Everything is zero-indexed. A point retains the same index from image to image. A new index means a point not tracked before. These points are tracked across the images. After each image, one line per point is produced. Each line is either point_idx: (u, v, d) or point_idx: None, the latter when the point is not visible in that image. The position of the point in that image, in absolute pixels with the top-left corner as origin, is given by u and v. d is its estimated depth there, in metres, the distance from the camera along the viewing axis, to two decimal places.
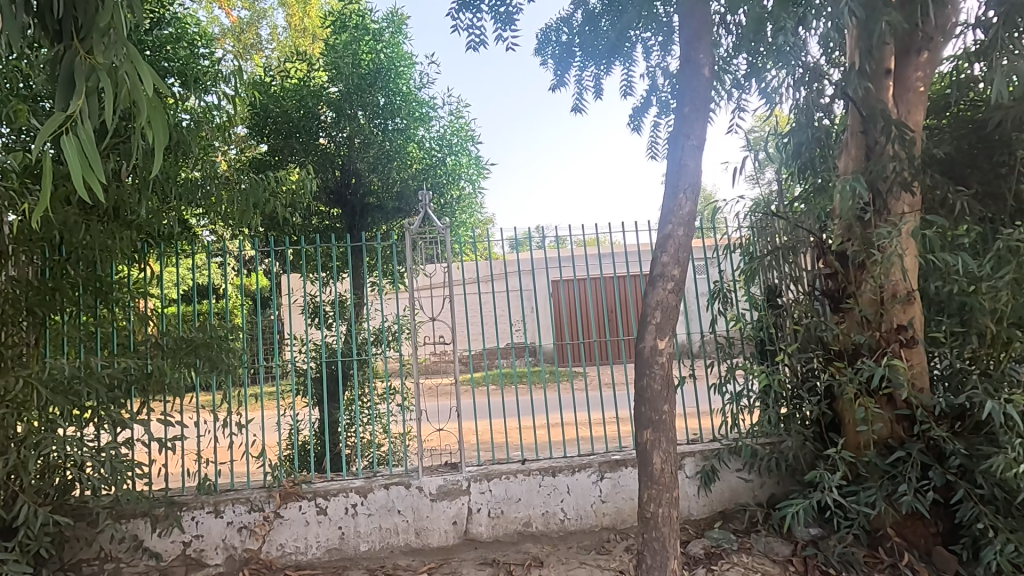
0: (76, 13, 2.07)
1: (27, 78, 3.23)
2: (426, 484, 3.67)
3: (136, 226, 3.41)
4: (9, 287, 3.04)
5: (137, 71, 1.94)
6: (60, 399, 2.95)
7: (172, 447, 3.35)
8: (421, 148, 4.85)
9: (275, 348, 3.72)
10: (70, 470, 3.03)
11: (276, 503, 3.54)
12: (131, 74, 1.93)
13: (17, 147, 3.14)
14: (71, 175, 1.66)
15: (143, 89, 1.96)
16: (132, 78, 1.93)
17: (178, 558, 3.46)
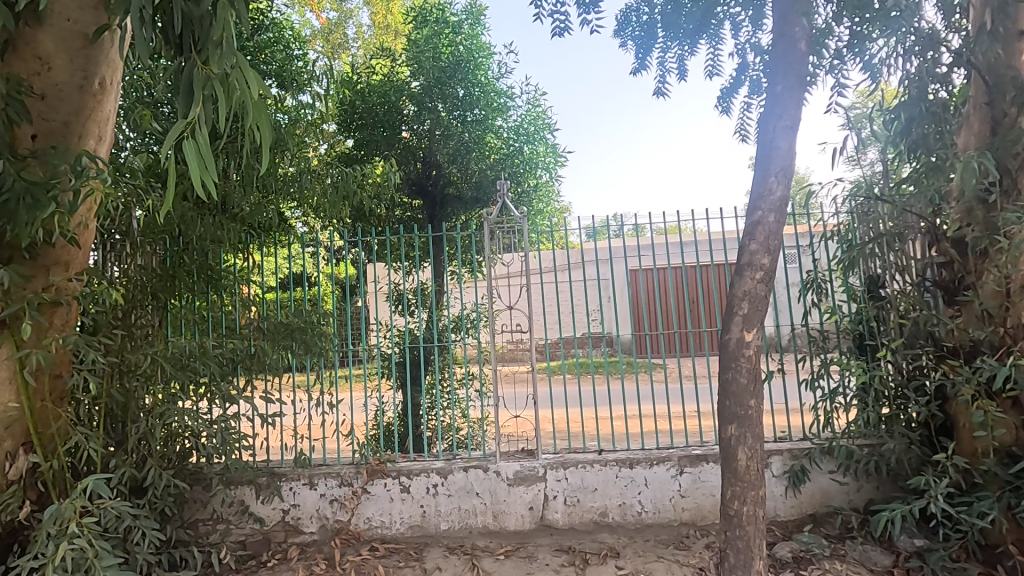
0: (193, 28, 2.23)
1: (149, 87, 3.57)
2: (504, 469, 3.75)
3: (241, 219, 3.72)
4: (137, 274, 3.35)
5: (245, 74, 2.07)
6: (181, 374, 3.28)
7: (273, 423, 3.63)
8: (498, 138, 4.90)
9: (363, 333, 3.96)
10: (188, 438, 3.38)
11: (364, 479, 3.75)
12: (241, 81, 2.09)
13: (142, 149, 3.48)
14: (193, 171, 1.77)
15: (249, 92, 2.10)
16: (240, 83, 2.10)
17: (278, 524, 3.75)
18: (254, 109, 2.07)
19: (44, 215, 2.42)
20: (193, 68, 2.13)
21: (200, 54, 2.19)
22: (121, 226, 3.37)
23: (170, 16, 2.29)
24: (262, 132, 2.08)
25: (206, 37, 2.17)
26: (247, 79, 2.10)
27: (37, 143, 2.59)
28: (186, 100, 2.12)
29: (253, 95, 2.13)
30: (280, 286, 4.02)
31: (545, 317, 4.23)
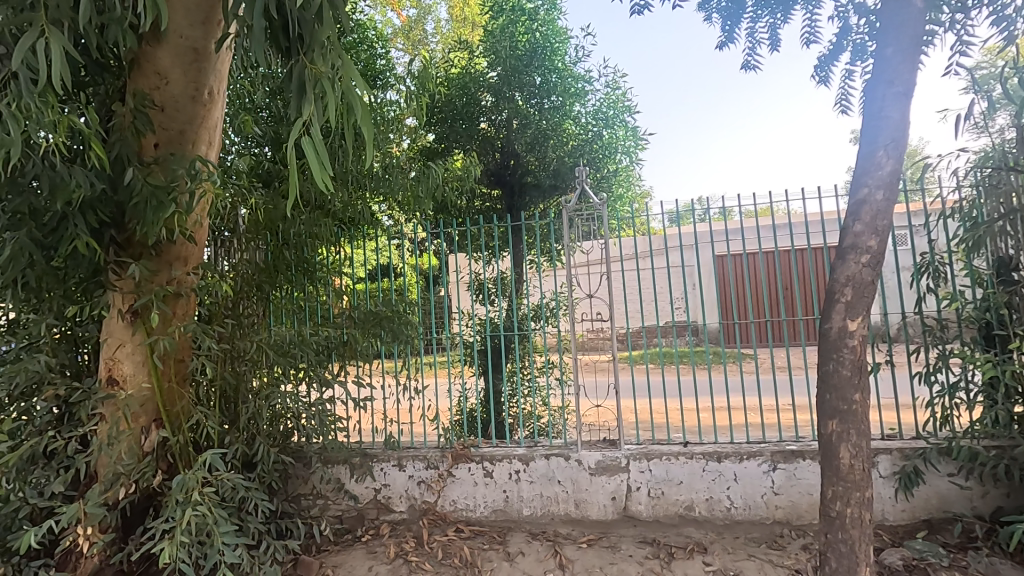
0: (301, 30, 2.36)
1: (250, 94, 3.86)
2: (585, 458, 3.73)
3: (334, 214, 3.94)
4: (244, 269, 3.63)
5: (352, 76, 2.21)
6: (283, 360, 3.55)
7: (365, 406, 3.84)
8: (576, 124, 4.83)
9: (446, 320, 4.10)
10: (289, 419, 3.65)
11: (450, 463, 3.88)
12: (347, 82, 2.24)
13: (246, 152, 3.77)
14: (316, 169, 1.94)
15: (353, 92, 2.24)
16: (345, 82, 2.26)
17: (371, 502, 3.97)
18: (359, 110, 2.22)
19: (167, 215, 2.69)
20: (302, 69, 2.27)
21: (307, 54, 2.33)
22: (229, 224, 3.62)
23: (280, 20, 2.42)
24: (366, 131, 2.23)
25: (314, 39, 2.31)
26: (352, 80, 2.24)
27: (158, 150, 2.88)
28: (297, 99, 2.27)
29: (357, 96, 2.27)
30: (369, 277, 4.26)
31: (635, 307, 4.01)
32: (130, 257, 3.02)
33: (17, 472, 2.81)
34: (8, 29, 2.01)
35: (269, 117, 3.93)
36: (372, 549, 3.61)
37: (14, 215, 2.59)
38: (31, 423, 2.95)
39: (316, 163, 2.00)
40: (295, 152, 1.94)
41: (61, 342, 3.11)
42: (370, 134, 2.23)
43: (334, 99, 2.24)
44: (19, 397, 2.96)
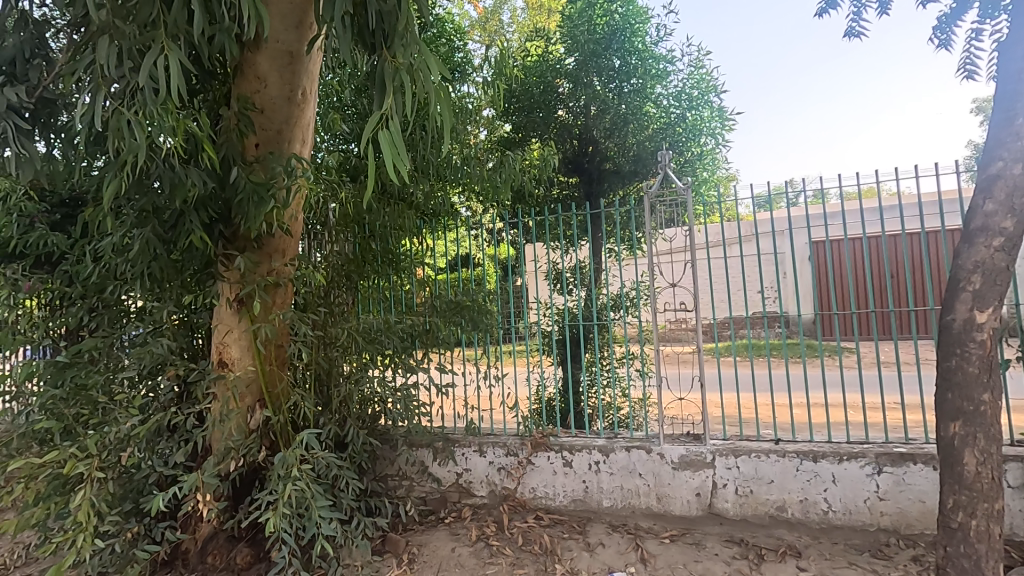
0: (383, 24, 2.42)
1: (338, 93, 4.04)
2: (668, 452, 3.63)
3: (416, 206, 4.06)
4: (334, 260, 3.82)
5: (429, 66, 2.23)
6: (371, 347, 3.71)
7: (446, 393, 3.95)
8: (657, 107, 4.65)
9: (524, 309, 4.13)
10: (376, 403, 3.81)
11: (529, 451, 3.90)
12: (424, 71, 2.26)
13: (335, 149, 3.96)
14: (390, 161, 1.97)
15: (430, 82, 2.27)
16: (423, 73, 2.28)
17: (453, 485, 4.06)
18: (436, 99, 2.24)
19: (267, 209, 2.89)
20: (382, 63, 2.33)
21: (388, 48, 2.39)
22: (320, 218, 3.81)
23: (363, 17, 2.48)
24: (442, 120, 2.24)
25: (394, 32, 2.36)
26: (429, 70, 2.27)
27: (259, 150, 3.07)
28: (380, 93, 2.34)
29: (434, 84, 2.29)
30: (448, 267, 4.28)
31: (726, 298, 3.80)
32: (236, 250, 3.27)
33: (146, 443, 3.11)
34: (133, 45, 2.17)
35: (356, 114, 4.10)
36: (455, 530, 3.72)
37: (141, 213, 2.88)
38: (156, 399, 3.24)
39: (392, 155, 2.04)
40: (372, 145, 1.99)
41: (180, 328, 3.40)
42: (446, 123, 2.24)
43: (413, 90, 2.28)
44: (146, 376, 3.25)
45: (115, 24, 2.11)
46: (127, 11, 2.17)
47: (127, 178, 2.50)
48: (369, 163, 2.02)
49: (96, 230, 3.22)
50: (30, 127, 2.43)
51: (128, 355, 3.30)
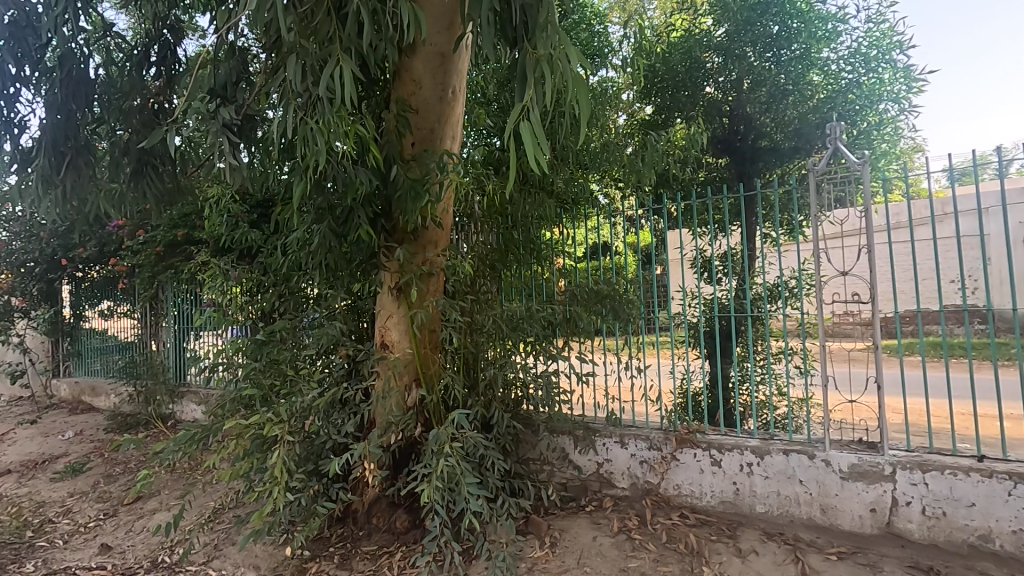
0: (525, 17, 2.43)
1: (483, 88, 4.20)
2: (835, 459, 3.25)
3: (558, 194, 4.06)
4: (480, 250, 3.99)
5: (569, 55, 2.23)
6: (514, 334, 3.80)
7: (586, 381, 3.98)
8: (824, 73, 4.15)
9: (669, 299, 3.94)
10: (519, 388, 3.92)
11: (674, 446, 3.75)
12: (564, 60, 2.26)
13: (481, 143, 4.12)
14: (529, 153, 2.02)
15: (570, 70, 2.26)
16: (563, 62, 2.28)
17: (593, 474, 4.04)
18: (576, 87, 2.23)
19: (423, 203, 3.11)
20: (523, 55, 2.37)
21: (529, 40, 2.41)
22: (466, 210, 3.99)
23: (507, 11, 2.51)
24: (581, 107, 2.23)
25: (535, 23, 2.38)
26: (569, 57, 2.26)
27: (415, 148, 3.30)
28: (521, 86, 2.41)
29: (574, 72, 2.27)
30: (584, 256, 4.27)
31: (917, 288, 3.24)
32: (395, 242, 3.57)
33: (323, 413, 3.55)
34: (316, 61, 2.44)
35: (499, 107, 4.22)
36: (596, 519, 3.72)
37: (319, 211, 3.25)
38: (331, 374, 3.68)
39: (531, 147, 2.09)
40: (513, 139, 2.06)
41: (349, 313, 3.82)
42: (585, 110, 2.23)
43: (553, 80, 2.30)
44: (323, 354, 3.69)
45: (304, 44, 2.39)
46: (312, 31, 2.44)
47: (310, 180, 2.83)
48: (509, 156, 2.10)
49: (284, 227, 3.72)
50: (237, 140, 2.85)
51: (309, 335, 3.79)
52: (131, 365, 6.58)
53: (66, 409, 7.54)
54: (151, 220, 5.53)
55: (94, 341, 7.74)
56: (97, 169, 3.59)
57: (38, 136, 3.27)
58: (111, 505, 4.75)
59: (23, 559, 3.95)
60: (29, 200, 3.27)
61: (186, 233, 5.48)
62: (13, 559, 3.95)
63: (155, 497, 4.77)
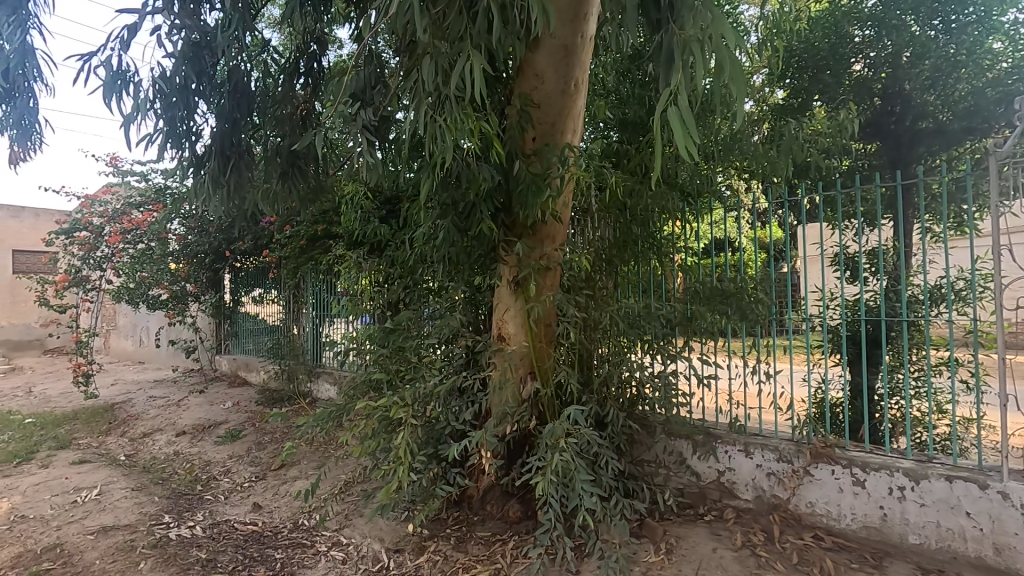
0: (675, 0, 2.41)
1: (602, 79, 4.11)
2: (1015, 493, 2.78)
3: (681, 187, 3.87)
4: (598, 245, 3.93)
5: (723, 35, 2.13)
6: (632, 331, 3.70)
7: (707, 384, 3.76)
8: (1008, 39, 3.58)
9: (804, 300, 3.57)
10: (635, 387, 3.80)
11: (807, 461, 3.42)
12: (716, 40, 2.17)
13: (600, 136, 4.04)
14: (678, 137, 1.98)
15: (724, 51, 2.17)
16: (716, 42, 2.19)
17: (714, 483, 3.83)
18: (730, 67, 2.13)
19: (544, 197, 3.13)
20: (673, 38, 2.33)
21: (679, 23, 2.36)
22: (583, 205, 3.93)
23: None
24: (735, 89, 2.13)
25: (685, 5, 2.33)
26: (721, 36, 2.16)
27: (535, 143, 3.31)
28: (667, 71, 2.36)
29: (728, 52, 2.17)
30: (702, 252, 4.01)
31: None
32: (514, 236, 3.63)
33: (443, 400, 3.71)
34: (445, 60, 2.52)
35: (616, 98, 4.06)
36: (716, 530, 3.51)
37: (443, 207, 3.39)
38: (451, 364, 3.83)
39: (681, 131, 2.03)
40: (664, 127, 2.03)
41: (467, 304, 3.96)
42: (740, 92, 2.12)
43: (703, 62, 2.22)
44: (443, 343, 3.85)
45: (436, 44, 2.48)
46: (443, 32, 2.53)
47: (437, 176, 2.95)
48: (658, 141, 2.06)
49: (412, 222, 3.92)
50: (372, 140, 3.04)
51: (430, 325, 3.97)
52: (278, 346, 7.38)
53: (226, 382, 8.65)
54: (296, 217, 6.14)
55: (249, 324, 8.79)
56: (254, 171, 4.00)
57: (210, 143, 3.73)
58: (261, 469, 5.36)
59: (194, 509, 4.58)
60: (203, 199, 3.74)
61: (325, 228, 6.03)
62: (186, 508, 4.60)
63: (296, 465, 5.31)
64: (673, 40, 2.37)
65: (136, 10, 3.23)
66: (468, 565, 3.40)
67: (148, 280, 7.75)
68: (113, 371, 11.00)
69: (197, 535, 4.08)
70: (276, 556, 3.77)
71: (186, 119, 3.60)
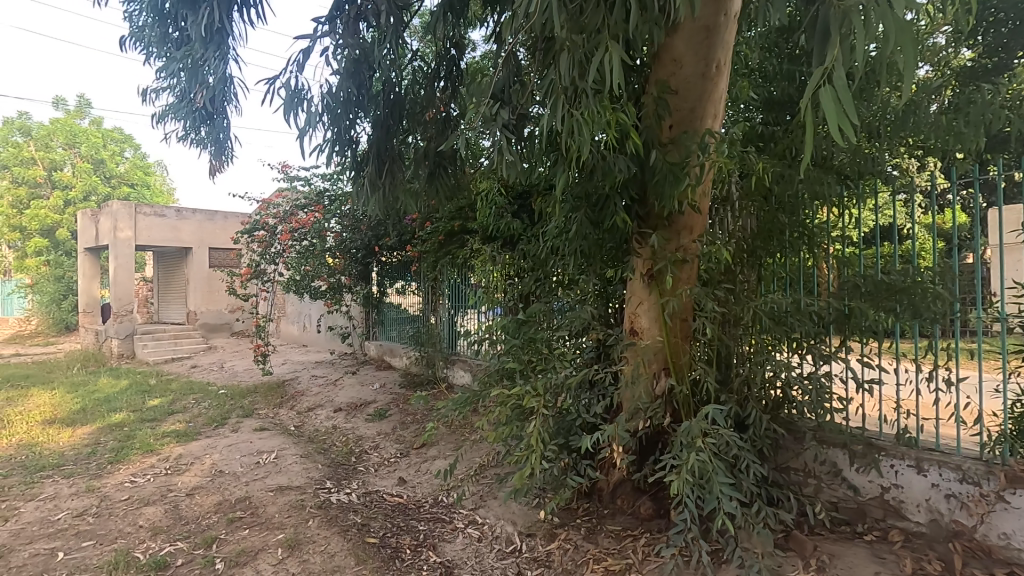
0: None
1: (746, 56, 3.84)
2: None
3: (838, 169, 3.47)
4: (739, 235, 3.67)
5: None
6: (778, 329, 3.41)
7: (869, 389, 3.36)
8: None
9: (997, 296, 3.04)
10: (780, 389, 3.49)
11: (1001, 485, 2.93)
12: (882, 7, 1.90)
13: (742, 119, 3.79)
14: (832, 122, 1.79)
15: (892, 18, 1.90)
16: (881, 9, 1.93)
17: (875, 499, 3.43)
18: (898, 36, 1.87)
19: (682, 187, 3.01)
20: (828, 10, 2.09)
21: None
22: (722, 194, 3.63)
23: None
24: (905, 60, 1.87)
25: None
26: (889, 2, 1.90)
27: (672, 131, 3.19)
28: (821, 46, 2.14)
29: (897, 19, 1.90)
30: (863, 242, 3.63)
31: None
32: (649, 228, 3.54)
33: (575, 392, 3.74)
34: (583, 55, 2.54)
35: (761, 76, 3.78)
36: (880, 552, 3.15)
37: (576, 200, 3.40)
38: (582, 356, 3.88)
39: (836, 114, 1.83)
40: (813, 114, 1.87)
41: (599, 298, 3.95)
42: (911, 64, 1.86)
43: (865, 34, 1.97)
44: (575, 336, 3.89)
45: (574, 38, 2.51)
46: (580, 26, 2.55)
47: (573, 171, 2.99)
48: (807, 126, 1.88)
49: (545, 216, 4.00)
50: (511, 137, 3.15)
51: (561, 318, 4.01)
52: (418, 334, 7.96)
53: (374, 366, 9.52)
54: (436, 214, 6.54)
55: (394, 314, 9.58)
56: (406, 171, 4.34)
57: (369, 148, 4.11)
58: (405, 447, 5.84)
59: (351, 478, 5.14)
60: (363, 199, 4.14)
61: (461, 224, 6.36)
62: (345, 476, 5.18)
63: (436, 446, 5.71)
64: (829, 11, 2.12)
65: (309, 34, 3.64)
66: (599, 557, 3.41)
67: (311, 273, 8.76)
68: (284, 353, 12.63)
69: (354, 501, 4.58)
70: (420, 527, 4.10)
71: (350, 127, 4.00)
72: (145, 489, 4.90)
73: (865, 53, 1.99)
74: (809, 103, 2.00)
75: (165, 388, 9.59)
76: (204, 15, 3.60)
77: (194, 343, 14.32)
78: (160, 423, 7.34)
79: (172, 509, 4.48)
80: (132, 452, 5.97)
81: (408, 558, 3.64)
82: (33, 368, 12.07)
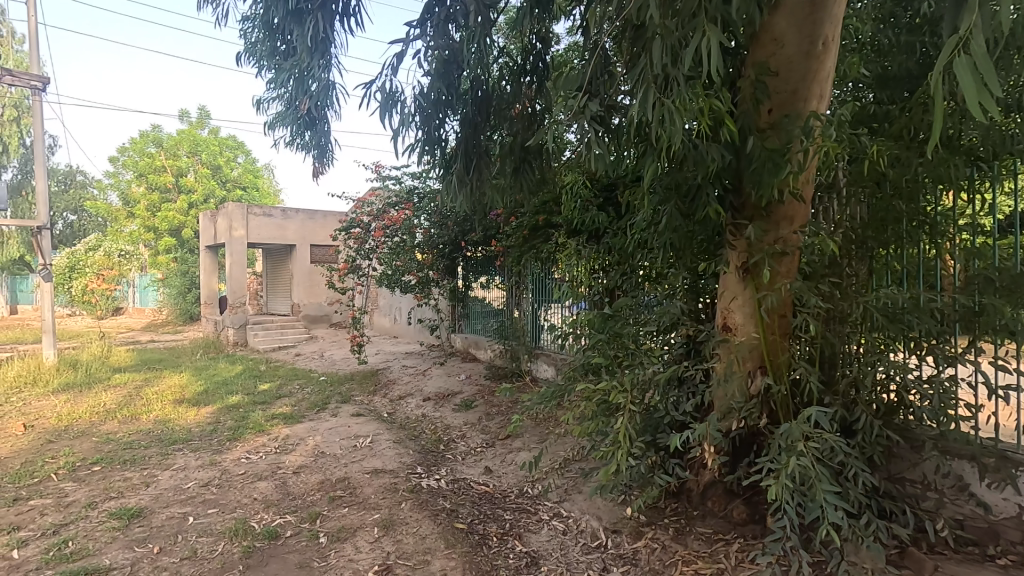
0: None
1: (856, 30, 3.53)
2: None
3: (968, 150, 3.09)
4: (847, 225, 3.39)
5: None
6: (894, 328, 3.12)
7: (1004, 395, 3.01)
8: None
9: None
10: (895, 393, 3.21)
11: None
12: None
13: (850, 99, 3.50)
14: (970, 95, 1.59)
15: None
16: None
17: (1011, 520, 3.05)
18: None
19: (783, 175, 2.82)
20: None
21: None
22: (827, 180, 3.41)
23: None
24: None
25: None
26: None
27: (772, 115, 3.01)
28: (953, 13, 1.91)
29: None
30: (997, 232, 3.24)
31: None
32: (745, 219, 3.35)
33: (663, 389, 3.64)
34: (676, 41, 2.46)
35: (874, 51, 3.46)
36: None
37: (666, 192, 3.30)
38: (671, 352, 3.80)
39: (974, 87, 1.62)
40: (943, 87, 1.68)
41: (689, 292, 3.84)
42: None
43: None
44: (663, 331, 3.80)
45: (667, 24, 2.44)
46: (674, 11, 2.47)
47: (664, 161, 2.89)
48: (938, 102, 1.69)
49: (632, 209, 3.92)
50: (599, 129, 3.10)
51: (648, 312, 3.92)
52: (502, 327, 8.09)
53: (460, 358, 9.81)
54: (520, 209, 6.60)
55: (479, 307, 9.80)
56: (492, 168, 4.40)
57: (457, 146, 4.21)
58: (491, 437, 5.98)
59: (440, 465, 5.35)
60: (452, 195, 4.24)
61: (545, 218, 6.38)
62: (434, 463, 5.39)
63: (521, 438, 5.80)
64: None
65: (403, 39, 3.78)
66: (688, 559, 3.32)
67: (401, 268, 9.16)
68: (377, 344, 13.32)
69: (443, 487, 4.76)
70: (505, 516, 4.19)
71: (439, 126, 4.11)
72: (258, 466, 5.39)
73: (1008, 16, 1.75)
74: (939, 77, 1.79)
75: (274, 374, 10.47)
76: (309, 27, 3.86)
77: (297, 332, 15.47)
78: (270, 406, 8.03)
79: (281, 484, 4.89)
80: (247, 431, 6.58)
81: (495, 545, 3.74)
82: (165, 353, 13.61)
